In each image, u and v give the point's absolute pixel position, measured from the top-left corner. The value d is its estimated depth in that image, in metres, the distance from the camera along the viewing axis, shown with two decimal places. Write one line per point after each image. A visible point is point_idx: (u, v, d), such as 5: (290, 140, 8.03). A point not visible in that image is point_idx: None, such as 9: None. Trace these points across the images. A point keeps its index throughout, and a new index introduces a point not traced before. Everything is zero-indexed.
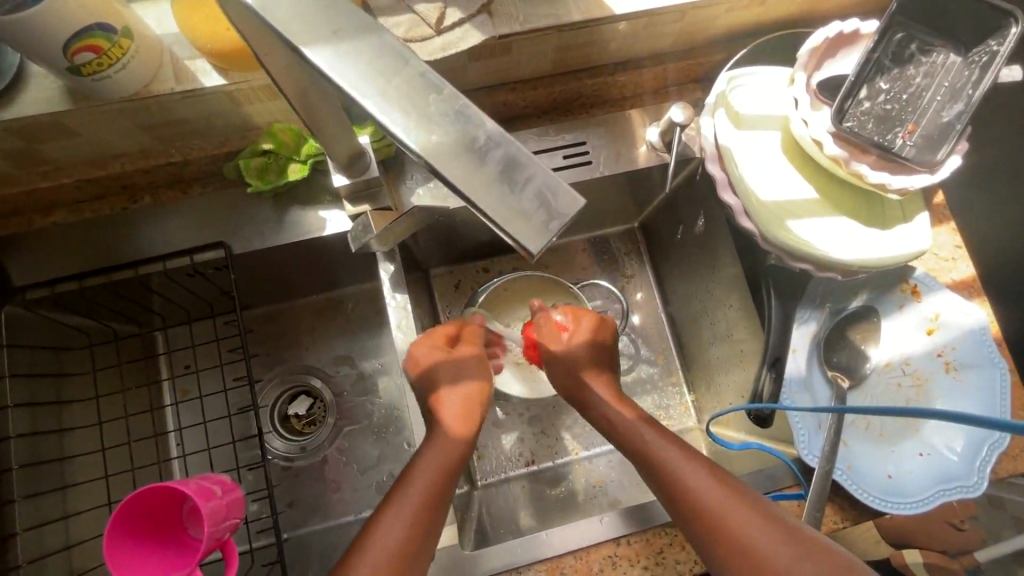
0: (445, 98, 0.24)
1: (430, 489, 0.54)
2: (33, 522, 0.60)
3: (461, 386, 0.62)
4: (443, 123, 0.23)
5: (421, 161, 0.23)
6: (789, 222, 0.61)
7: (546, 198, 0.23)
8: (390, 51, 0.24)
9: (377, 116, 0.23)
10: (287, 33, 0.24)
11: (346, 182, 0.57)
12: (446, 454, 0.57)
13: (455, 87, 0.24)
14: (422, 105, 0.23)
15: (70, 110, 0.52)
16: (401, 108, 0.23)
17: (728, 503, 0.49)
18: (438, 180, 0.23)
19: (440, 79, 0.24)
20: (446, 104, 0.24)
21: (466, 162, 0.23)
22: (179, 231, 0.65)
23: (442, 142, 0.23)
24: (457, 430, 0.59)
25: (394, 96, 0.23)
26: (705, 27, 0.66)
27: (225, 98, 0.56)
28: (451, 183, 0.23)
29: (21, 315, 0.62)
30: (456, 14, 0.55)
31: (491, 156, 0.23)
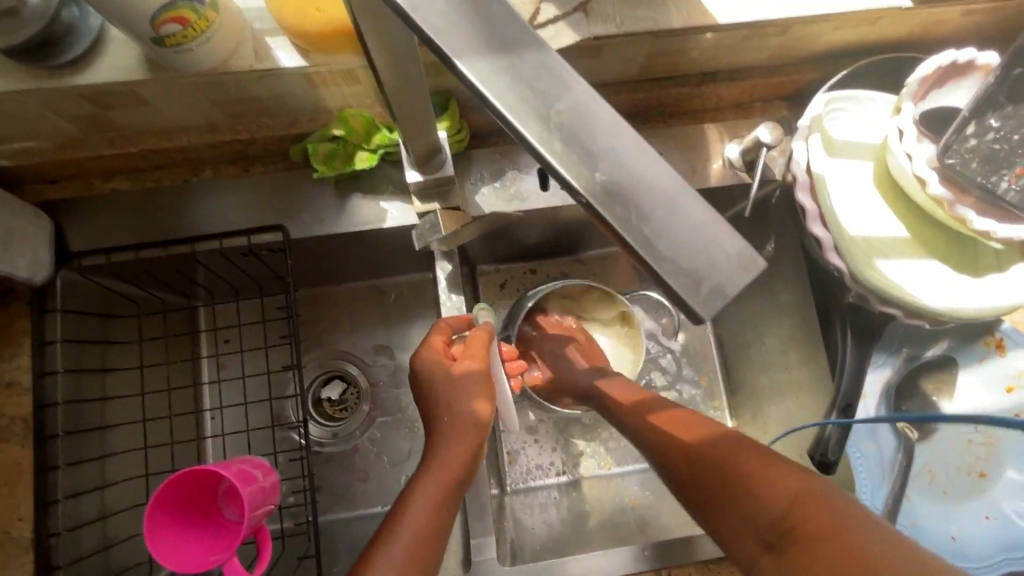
0: (612, 131, 0.21)
1: (425, 523, 0.49)
2: (74, 489, 0.59)
3: (463, 404, 0.56)
4: (608, 161, 0.21)
5: (582, 200, 0.21)
6: (877, 260, 0.57)
7: (719, 261, 0.20)
8: (554, 72, 0.21)
9: (537, 144, 0.21)
10: (440, 40, 0.21)
11: (418, 179, 0.55)
12: (439, 490, 0.51)
13: (623, 119, 0.21)
14: (587, 137, 0.21)
15: (146, 79, 0.50)
16: (563, 138, 0.21)
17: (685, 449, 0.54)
18: (595, 223, 0.21)
19: (606, 107, 0.21)
20: (614, 139, 0.21)
21: (634, 206, 0.20)
22: (237, 209, 0.64)
23: (608, 181, 0.20)
24: (456, 460, 0.53)
25: (556, 125, 0.21)
26: (806, 43, 0.62)
27: (301, 79, 0.54)
28: (614, 231, 0.20)
29: (75, 280, 0.61)
30: (550, 10, 0.52)
31: (662, 203, 0.20)
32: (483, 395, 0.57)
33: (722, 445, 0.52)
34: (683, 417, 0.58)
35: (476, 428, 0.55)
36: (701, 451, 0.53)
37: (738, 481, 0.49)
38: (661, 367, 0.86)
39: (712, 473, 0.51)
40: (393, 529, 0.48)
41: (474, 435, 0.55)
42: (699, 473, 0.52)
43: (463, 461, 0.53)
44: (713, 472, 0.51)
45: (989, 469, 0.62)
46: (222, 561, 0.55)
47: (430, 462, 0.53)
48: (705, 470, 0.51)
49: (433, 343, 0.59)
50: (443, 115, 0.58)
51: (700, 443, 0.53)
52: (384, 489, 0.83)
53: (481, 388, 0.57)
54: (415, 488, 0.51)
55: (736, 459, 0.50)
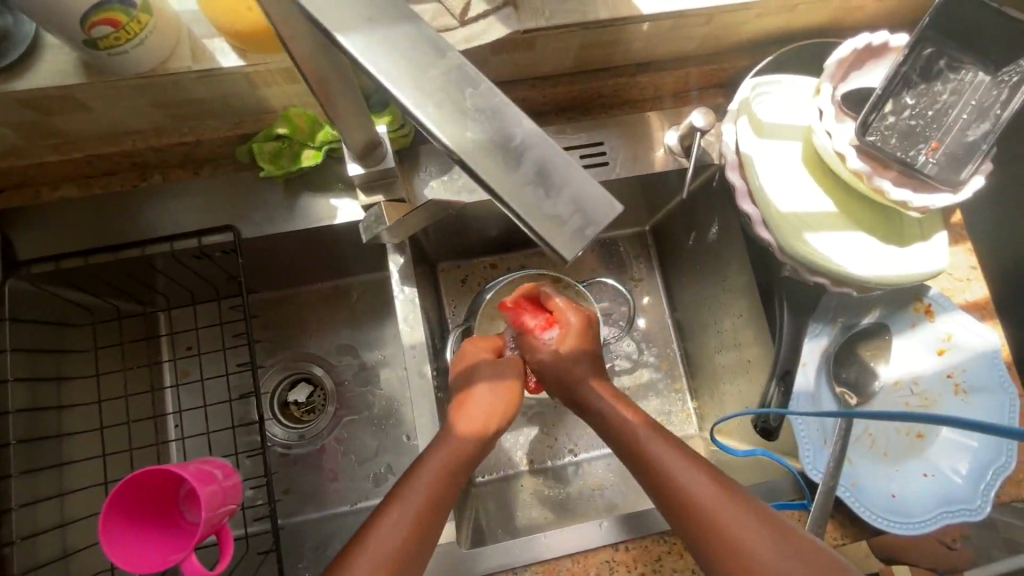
0: (483, 94, 0.23)
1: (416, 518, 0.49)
2: (29, 498, 0.59)
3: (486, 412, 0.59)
4: (478, 119, 0.23)
5: (457, 156, 0.23)
6: (807, 234, 0.60)
7: (581, 204, 0.22)
8: (427, 47, 0.23)
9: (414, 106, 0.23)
10: (322, 18, 0.23)
11: (360, 172, 0.56)
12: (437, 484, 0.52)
13: (491, 81, 0.23)
14: (459, 100, 0.23)
15: (83, 83, 0.51)
16: (437, 102, 0.23)
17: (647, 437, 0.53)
18: (471, 177, 0.23)
19: (477, 73, 0.23)
20: (483, 102, 0.23)
21: (503, 159, 0.22)
22: (188, 212, 0.64)
23: (478, 136, 0.23)
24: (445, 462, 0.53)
25: (431, 92, 0.23)
26: (733, 31, 0.65)
27: (243, 79, 0.55)
28: (485, 181, 0.22)
29: (25, 289, 0.61)
30: (480, 5, 0.54)
31: (528, 157, 0.23)
32: (506, 410, 0.61)
33: (695, 471, 0.49)
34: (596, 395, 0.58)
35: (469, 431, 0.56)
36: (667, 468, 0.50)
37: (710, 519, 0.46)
38: (623, 353, 0.88)
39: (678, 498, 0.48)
40: (379, 525, 0.48)
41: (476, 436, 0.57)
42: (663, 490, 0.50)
43: (459, 457, 0.54)
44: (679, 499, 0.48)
45: (926, 430, 0.65)
46: (181, 559, 0.55)
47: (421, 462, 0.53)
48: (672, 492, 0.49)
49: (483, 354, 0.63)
50: (384, 113, 0.60)
51: (664, 462, 0.51)
52: (353, 488, 0.83)
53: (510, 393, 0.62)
54: (410, 483, 0.51)
55: (711, 491, 0.48)
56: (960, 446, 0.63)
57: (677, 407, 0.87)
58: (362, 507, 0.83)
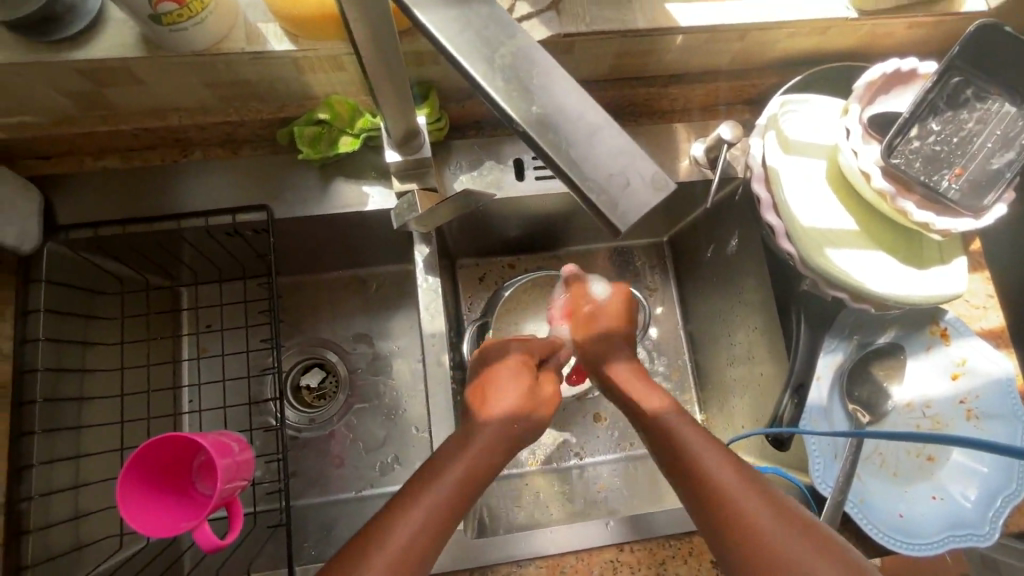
0: (546, 72, 0.25)
1: (454, 492, 0.51)
2: (49, 457, 0.60)
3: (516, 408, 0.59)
4: (540, 94, 0.24)
5: (519, 131, 0.24)
6: (827, 249, 0.61)
7: (635, 183, 0.24)
8: (500, 25, 0.25)
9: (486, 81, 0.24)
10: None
11: (397, 159, 0.58)
12: (463, 482, 0.52)
13: (558, 65, 0.25)
14: (523, 77, 0.24)
15: (142, 57, 0.53)
16: (503, 77, 0.24)
17: (683, 425, 0.56)
18: (531, 151, 0.24)
19: (541, 53, 0.25)
20: (545, 79, 0.24)
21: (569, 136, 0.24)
22: (224, 189, 0.66)
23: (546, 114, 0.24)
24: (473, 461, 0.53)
25: (498, 66, 0.24)
26: (765, 49, 0.67)
27: (291, 64, 0.57)
28: (545, 154, 0.24)
29: (61, 253, 0.63)
30: (525, 8, 0.56)
31: (583, 134, 0.24)
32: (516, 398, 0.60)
33: (722, 463, 0.52)
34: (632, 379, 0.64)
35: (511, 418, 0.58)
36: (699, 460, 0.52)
37: (739, 506, 0.48)
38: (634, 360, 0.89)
39: (707, 485, 0.51)
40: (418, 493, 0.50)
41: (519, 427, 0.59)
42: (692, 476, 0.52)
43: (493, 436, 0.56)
44: (707, 486, 0.50)
45: (937, 453, 0.65)
46: (192, 527, 0.55)
47: (450, 458, 0.53)
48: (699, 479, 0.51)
49: (514, 344, 0.67)
50: (423, 104, 0.62)
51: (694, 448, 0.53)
52: (360, 475, 0.84)
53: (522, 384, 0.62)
54: (448, 459, 0.53)
55: (723, 473, 0.51)
56: (970, 471, 0.63)
57: None
58: (367, 495, 0.83)
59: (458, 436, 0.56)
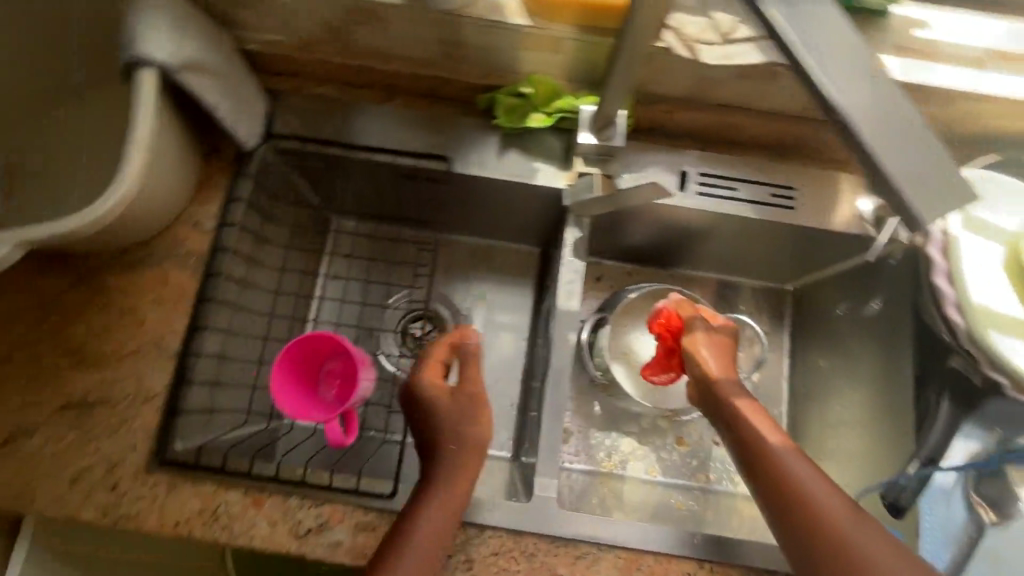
0: (911, 118, 0.44)
1: (448, 519, 0.57)
2: (217, 326, 0.69)
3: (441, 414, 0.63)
4: (901, 137, 0.44)
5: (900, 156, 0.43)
6: (990, 331, 0.59)
7: (955, 183, 0.44)
8: (886, 89, 0.44)
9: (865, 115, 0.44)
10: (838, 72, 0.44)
11: (591, 142, 0.62)
12: (444, 514, 0.57)
13: (911, 105, 0.45)
14: (902, 119, 0.44)
15: (402, 4, 0.60)
16: (890, 121, 0.44)
17: (768, 432, 0.59)
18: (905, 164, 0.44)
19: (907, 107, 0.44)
20: (910, 122, 0.44)
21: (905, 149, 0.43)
22: (410, 132, 0.72)
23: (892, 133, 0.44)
24: (450, 496, 0.58)
25: (886, 116, 0.44)
26: (963, 120, 0.66)
27: (516, 37, 0.63)
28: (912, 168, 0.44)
29: (270, 157, 0.73)
30: (746, 31, 0.60)
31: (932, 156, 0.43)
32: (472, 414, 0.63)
33: (831, 499, 0.53)
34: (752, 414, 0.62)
35: (447, 469, 0.59)
36: (807, 495, 0.54)
37: (848, 545, 0.51)
38: None
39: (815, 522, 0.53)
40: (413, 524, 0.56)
41: (476, 462, 0.61)
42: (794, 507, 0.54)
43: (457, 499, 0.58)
44: (814, 523, 0.53)
45: None
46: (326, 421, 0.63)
47: (419, 510, 0.57)
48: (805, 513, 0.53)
49: (422, 377, 0.65)
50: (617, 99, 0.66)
51: (776, 452, 0.57)
52: None
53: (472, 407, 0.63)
54: (433, 495, 0.58)
55: (802, 474, 0.55)
56: None
57: None
58: None
59: (411, 505, 0.58)
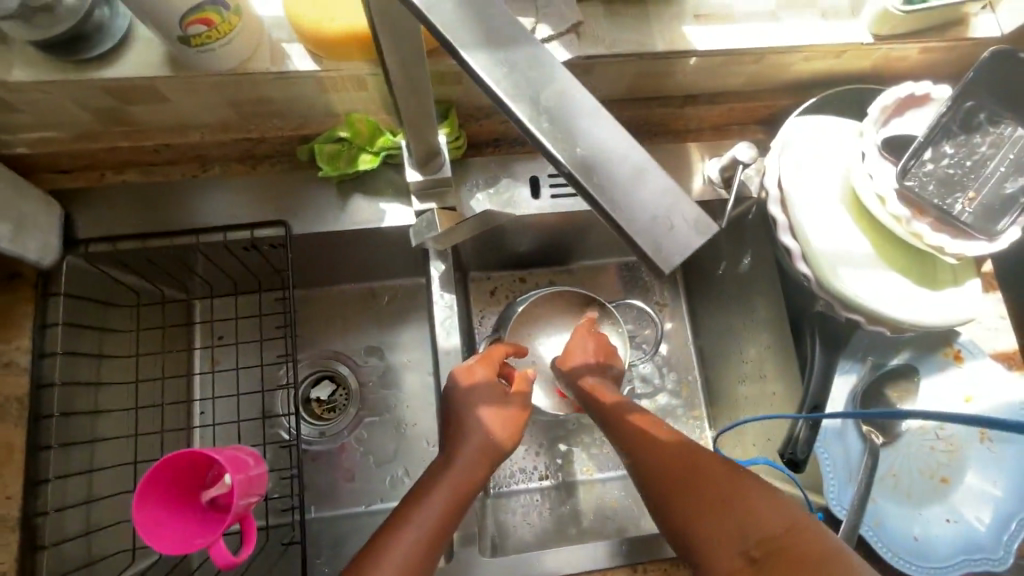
0: (591, 118, 0.25)
1: (438, 519, 0.53)
2: (64, 471, 0.60)
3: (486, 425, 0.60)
4: (603, 146, 0.25)
5: (563, 170, 0.25)
6: (841, 270, 0.62)
7: (678, 225, 0.24)
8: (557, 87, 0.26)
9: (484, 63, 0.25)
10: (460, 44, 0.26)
11: (418, 178, 0.60)
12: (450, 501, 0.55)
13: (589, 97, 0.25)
14: (566, 122, 0.25)
15: (168, 76, 0.53)
16: (549, 119, 0.25)
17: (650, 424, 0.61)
18: (575, 191, 0.25)
19: (584, 99, 0.25)
20: (590, 124, 0.25)
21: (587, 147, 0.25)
22: (239, 205, 0.67)
23: (578, 126, 0.25)
24: (463, 477, 0.56)
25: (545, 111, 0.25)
26: (780, 72, 0.68)
27: (314, 83, 0.58)
28: (589, 196, 0.25)
29: (80, 267, 0.64)
30: (547, 30, 0.57)
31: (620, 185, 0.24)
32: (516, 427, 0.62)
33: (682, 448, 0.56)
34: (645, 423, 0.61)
35: (440, 471, 0.57)
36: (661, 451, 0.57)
37: (715, 511, 0.51)
38: (643, 376, 0.88)
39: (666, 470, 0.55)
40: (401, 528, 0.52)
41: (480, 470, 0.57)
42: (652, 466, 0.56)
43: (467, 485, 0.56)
44: (672, 482, 0.54)
45: (951, 475, 0.65)
46: (208, 543, 0.56)
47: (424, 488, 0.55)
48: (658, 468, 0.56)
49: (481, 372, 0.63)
50: (443, 123, 0.63)
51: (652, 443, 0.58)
52: (370, 489, 0.84)
53: (507, 413, 0.62)
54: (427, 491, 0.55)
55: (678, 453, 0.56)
56: (984, 495, 0.63)
57: (695, 434, 0.87)
58: (377, 509, 0.83)
59: (419, 486, 0.56)
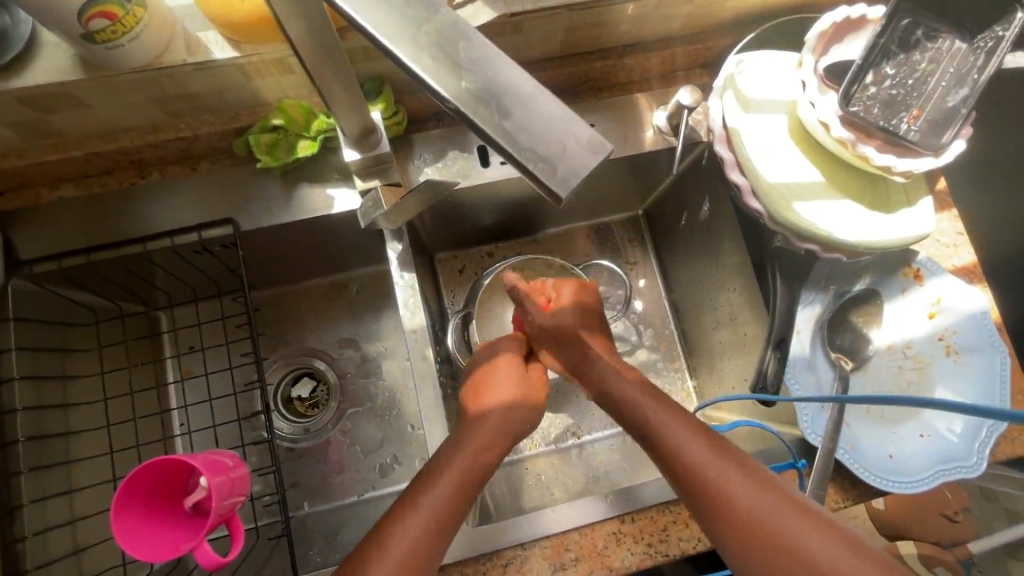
0: (474, 46, 0.25)
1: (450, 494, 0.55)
2: (39, 494, 0.59)
3: (500, 415, 0.64)
4: (492, 75, 0.25)
5: (451, 107, 0.25)
6: (794, 203, 0.62)
7: (572, 146, 0.24)
8: (444, 23, 0.25)
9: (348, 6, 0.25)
10: None
11: (357, 157, 0.58)
12: (456, 485, 0.56)
13: (470, 30, 0.25)
14: (452, 53, 0.25)
15: (82, 79, 0.51)
16: (431, 55, 0.25)
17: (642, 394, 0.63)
18: (465, 125, 0.25)
19: (467, 28, 0.25)
20: (475, 53, 0.25)
21: (472, 83, 0.25)
22: (183, 207, 0.65)
23: (459, 58, 0.25)
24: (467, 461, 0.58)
25: (426, 44, 0.25)
26: (716, 9, 0.67)
27: (238, 71, 0.56)
28: (479, 127, 0.24)
29: (28, 289, 0.62)
30: None
31: (515, 108, 0.24)
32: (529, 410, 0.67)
33: (732, 460, 0.54)
34: (618, 381, 0.66)
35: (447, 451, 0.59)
36: (704, 461, 0.54)
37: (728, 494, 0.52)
38: (620, 335, 0.88)
39: (712, 482, 0.53)
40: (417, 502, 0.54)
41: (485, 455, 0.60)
42: (695, 475, 0.54)
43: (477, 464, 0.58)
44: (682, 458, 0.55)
45: (922, 392, 0.66)
46: (193, 547, 0.56)
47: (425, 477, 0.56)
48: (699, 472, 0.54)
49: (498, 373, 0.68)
50: (378, 99, 0.62)
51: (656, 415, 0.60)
52: (360, 478, 0.84)
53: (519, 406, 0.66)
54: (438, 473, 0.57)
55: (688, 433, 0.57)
56: None
57: (677, 386, 0.87)
58: (369, 497, 0.83)
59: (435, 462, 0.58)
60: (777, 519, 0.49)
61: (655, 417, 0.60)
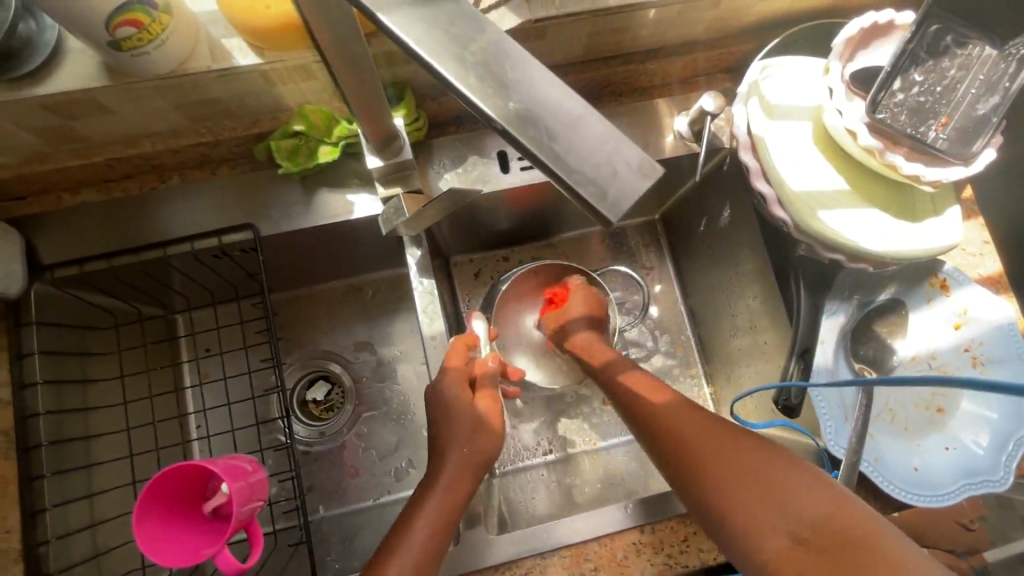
0: (519, 67, 0.25)
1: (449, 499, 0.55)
2: (61, 499, 0.59)
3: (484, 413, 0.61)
4: (540, 96, 0.24)
5: (498, 127, 0.24)
6: (819, 211, 0.61)
7: (622, 170, 0.24)
8: (490, 44, 0.25)
9: (394, 27, 0.25)
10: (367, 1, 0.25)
11: (379, 164, 0.58)
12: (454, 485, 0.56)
13: (516, 51, 0.25)
14: (499, 74, 0.25)
15: (106, 85, 0.51)
16: (478, 75, 0.24)
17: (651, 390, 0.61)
18: (511, 146, 0.24)
19: (513, 47, 0.25)
20: (521, 73, 0.25)
21: (520, 104, 0.24)
22: (203, 212, 0.65)
23: (506, 79, 0.25)
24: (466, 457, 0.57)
25: (473, 65, 0.25)
26: (740, 14, 0.66)
27: (260, 77, 0.56)
28: (526, 148, 0.24)
29: (50, 294, 0.62)
30: None
31: (563, 130, 0.24)
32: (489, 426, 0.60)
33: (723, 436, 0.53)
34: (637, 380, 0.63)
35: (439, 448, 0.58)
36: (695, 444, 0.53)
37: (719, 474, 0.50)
38: (636, 341, 0.88)
39: (708, 472, 0.51)
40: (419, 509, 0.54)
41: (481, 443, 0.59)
42: (688, 461, 0.53)
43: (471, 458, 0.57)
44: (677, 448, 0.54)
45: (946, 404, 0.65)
46: (214, 552, 0.56)
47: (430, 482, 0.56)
48: (695, 463, 0.52)
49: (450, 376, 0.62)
50: (399, 105, 0.62)
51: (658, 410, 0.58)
52: (375, 483, 0.84)
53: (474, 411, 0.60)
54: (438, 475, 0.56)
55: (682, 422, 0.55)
56: (981, 419, 0.63)
57: (694, 393, 0.86)
58: (384, 502, 0.83)
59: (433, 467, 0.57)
60: (769, 493, 0.47)
61: (651, 410, 0.59)
